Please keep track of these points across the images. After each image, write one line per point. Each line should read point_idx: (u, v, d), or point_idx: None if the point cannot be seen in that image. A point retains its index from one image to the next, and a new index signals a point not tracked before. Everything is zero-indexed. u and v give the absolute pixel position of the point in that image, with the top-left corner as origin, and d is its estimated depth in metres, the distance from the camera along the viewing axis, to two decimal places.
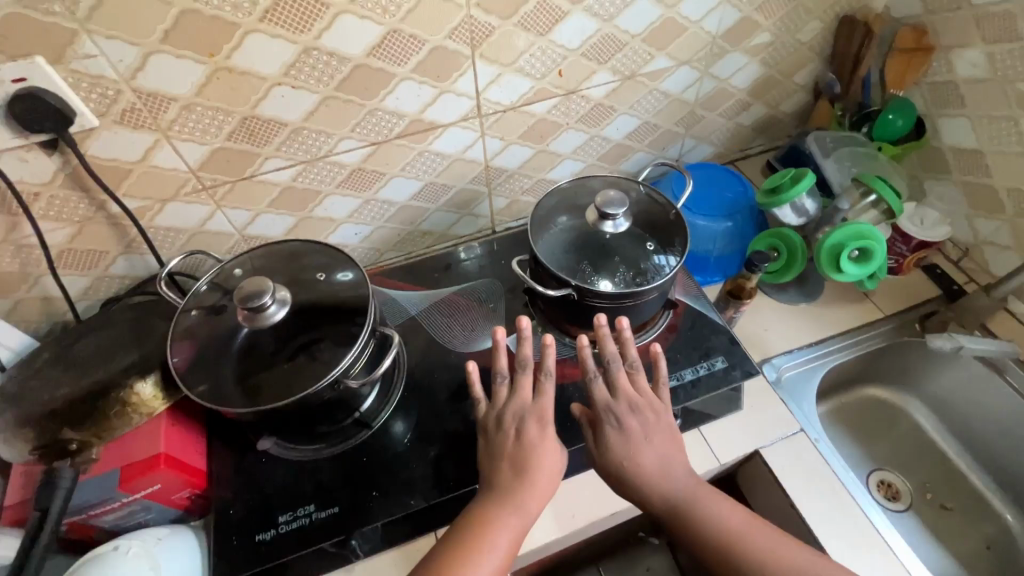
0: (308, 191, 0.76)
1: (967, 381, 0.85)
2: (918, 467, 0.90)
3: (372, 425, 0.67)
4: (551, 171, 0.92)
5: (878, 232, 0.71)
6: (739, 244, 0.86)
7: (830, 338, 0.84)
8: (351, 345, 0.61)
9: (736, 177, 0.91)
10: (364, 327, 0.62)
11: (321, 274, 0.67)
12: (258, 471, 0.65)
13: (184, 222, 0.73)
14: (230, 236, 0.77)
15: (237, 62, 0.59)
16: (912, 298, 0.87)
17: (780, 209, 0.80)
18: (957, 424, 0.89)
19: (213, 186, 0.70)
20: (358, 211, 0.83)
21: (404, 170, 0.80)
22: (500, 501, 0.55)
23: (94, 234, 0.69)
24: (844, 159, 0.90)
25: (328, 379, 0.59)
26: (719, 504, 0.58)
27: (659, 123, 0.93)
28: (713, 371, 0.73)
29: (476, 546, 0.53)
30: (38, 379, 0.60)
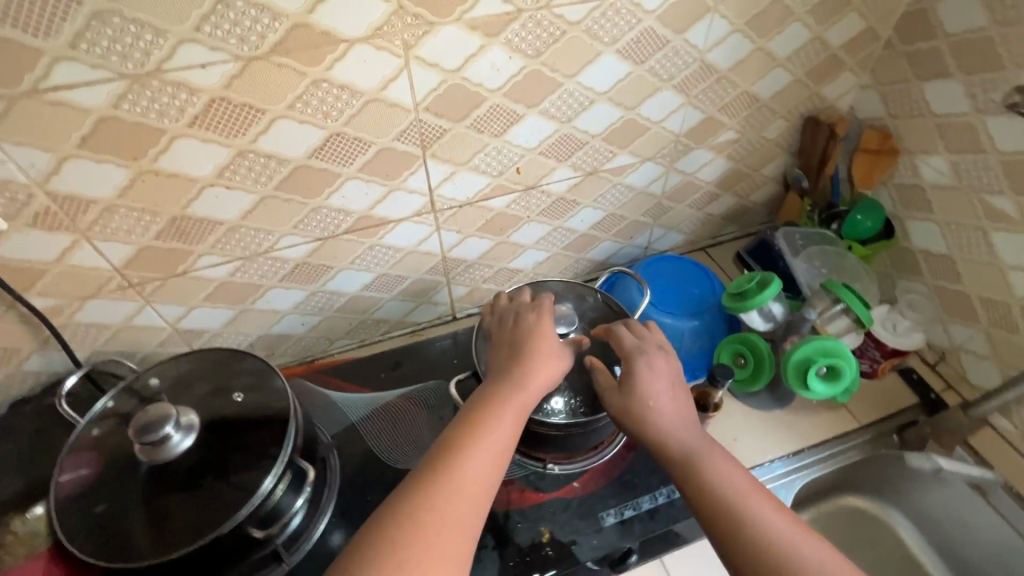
0: (248, 285, 0.72)
1: (951, 501, 0.78)
2: None
3: (288, 559, 0.60)
4: (514, 260, 0.89)
5: (846, 349, 0.67)
6: (707, 343, 0.82)
7: (800, 451, 0.79)
8: (260, 482, 0.55)
9: (703, 270, 0.88)
10: (282, 452, 0.56)
11: (240, 393, 0.61)
12: None
13: (108, 318, 0.68)
14: (161, 330, 0.72)
15: (165, 165, 0.56)
16: (889, 406, 0.83)
17: (748, 313, 0.76)
18: (944, 544, 0.82)
19: (141, 283, 0.66)
20: (304, 302, 0.78)
21: (354, 262, 0.76)
22: (511, 380, 0.55)
23: (3, 333, 0.63)
24: (814, 258, 0.88)
25: (230, 524, 0.53)
26: (720, 458, 0.53)
27: (626, 214, 0.91)
28: (673, 500, 0.64)
29: (485, 424, 0.51)
30: None
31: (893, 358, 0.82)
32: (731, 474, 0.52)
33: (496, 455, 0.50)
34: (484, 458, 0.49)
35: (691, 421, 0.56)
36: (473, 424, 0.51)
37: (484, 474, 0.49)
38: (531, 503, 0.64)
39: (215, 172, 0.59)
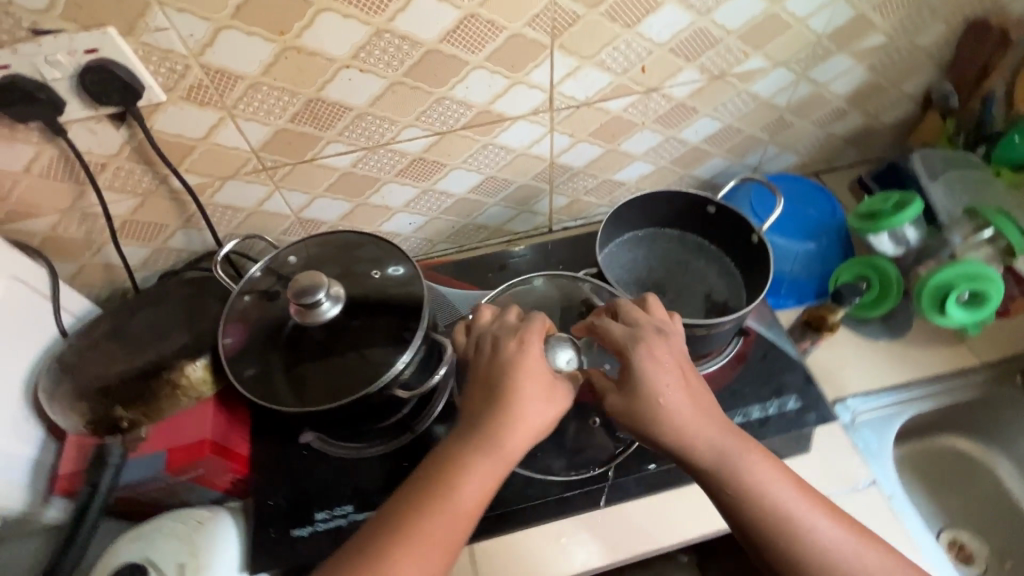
0: (366, 177, 0.73)
1: None
2: (996, 530, 0.81)
3: (415, 429, 0.65)
4: (619, 172, 0.86)
5: (995, 273, 0.62)
6: (818, 270, 0.79)
7: (915, 378, 0.76)
8: (403, 351, 0.58)
9: (823, 193, 0.83)
10: (415, 337, 0.59)
11: (377, 272, 0.64)
12: (300, 464, 0.64)
13: (243, 201, 0.71)
14: (286, 218, 0.76)
15: (307, 41, 0.56)
16: (1016, 348, 0.77)
17: (877, 235, 0.73)
18: None
19: (273, 167, 0.68)
20: (414, 200, 0.80)
21: (466, 162, 0.76)
22: (490, 426, 0.51)
23: (156, 207, 0.68)
24: (954, 184, 0.79)
25: (379, 384, 0.57)
26: (752, 458, 0.51)
27: (743, 128, 0.85)
28: (784, 412, 0.65)
29: (451, 490, 0.49)
30: (95, 351, 0.60)
31: None
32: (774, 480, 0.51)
33: (462, 518, 0.49)
34: (446, 530, 0.48)
35: (705, 414, 0.52)
36: (431, 491, 0.49)
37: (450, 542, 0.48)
38: None
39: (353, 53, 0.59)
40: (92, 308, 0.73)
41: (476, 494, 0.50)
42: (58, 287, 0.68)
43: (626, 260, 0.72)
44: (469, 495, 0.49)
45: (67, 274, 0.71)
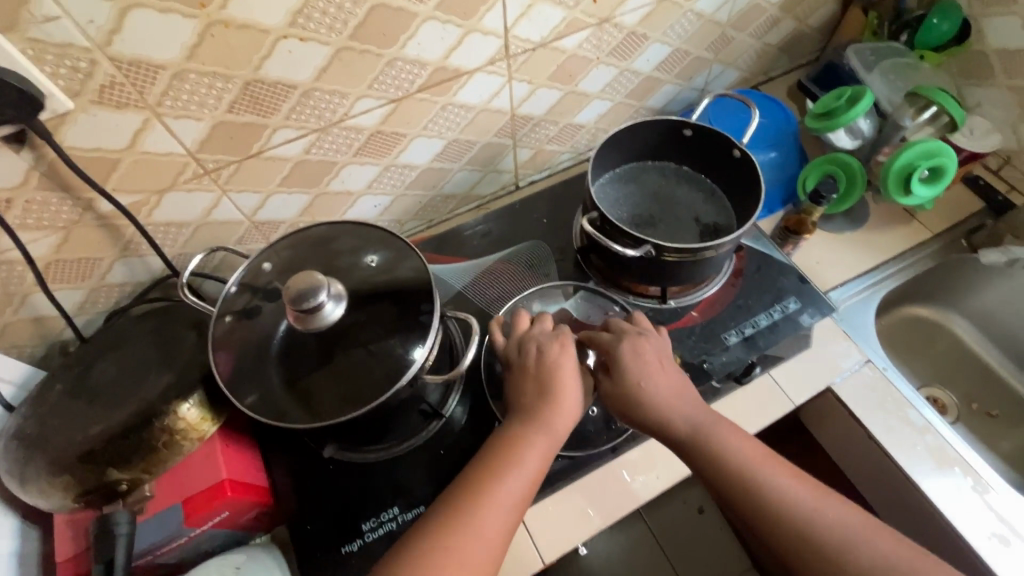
0: (321, 163, 0.66)
1: (1013, 292, 0.86)
2: (961, 379, 0.92)
3: (442, 415, 0.62)
4: (578, 114, 0.84)
5: (948, 148, 0.69)
6: (782, 177, 0.81)
7: (884, 259, 0.82)
8: (424, 338, 0.54)
9: (773, 101, 0.85)
10: (433, 321, 0.55)
11: (373, 257, 0.59)
12: (328, 479, 0.60)
13: (186, 214, 0.63)
14: (239, 224, 0.68)
15: (234, 13, 0.49)
16: (957, 215, 0.85)
17: (835, 132, 0.77)
18: (998, 335, 0.90)
19: (216, 168, 0.60)
20: (377, 180, 0.74)
21: (426, 128, 0.71)
22: (528, 425, 0.52)
23: (83, 239, 0.58)
24: (889, 73, 0.84)
25: (408, 378, 0.53)
26: (736, 436, 0.53)
27: (689, 50, 0.85)
28: (789, 314, 0.70)
29: (478, 510, 0.47)
30: (59, 417, 0.52)
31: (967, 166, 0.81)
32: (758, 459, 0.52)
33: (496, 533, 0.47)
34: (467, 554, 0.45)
35: (695, 405, 0.55)
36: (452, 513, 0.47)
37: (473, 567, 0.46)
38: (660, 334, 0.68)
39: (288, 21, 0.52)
40: (34, 370, 0.64)
41: (505, 507, 0.48)
42: None
43: (614, 200, 0.71)
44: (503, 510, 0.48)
45: None
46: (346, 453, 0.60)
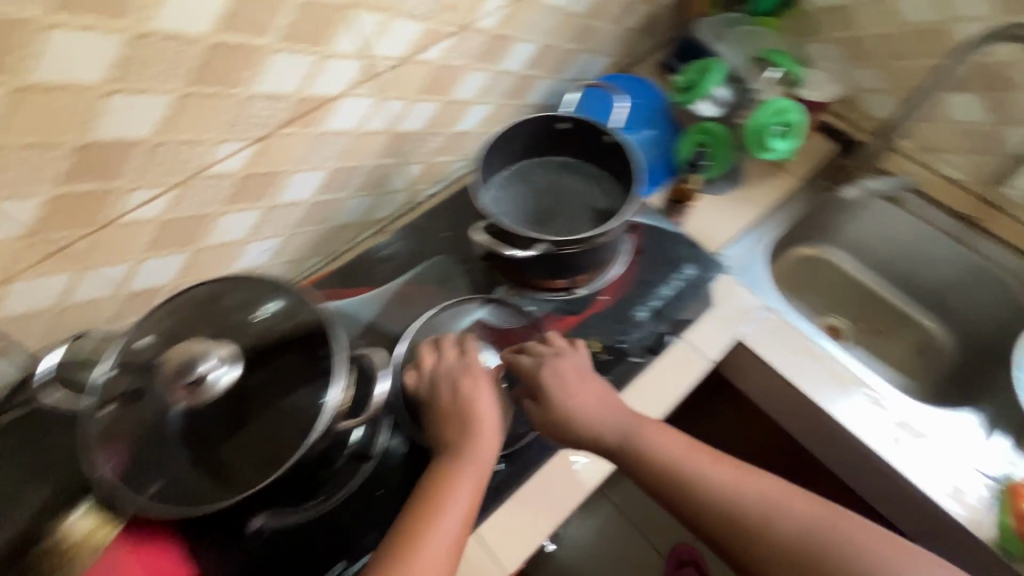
0: (188, 219, 0.61)
1: (870, 217, 0.98)
2: (846, 302, 1.02)
3: (372, 453, 0.60)
4: (460, 122, 0.83)
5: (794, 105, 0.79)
6: (660, 153, 0.86)
7: (767, 210, 0.88)
8: (330, 384, 0.51)
9: (638, 82, 0.89)
10: (337, 362, 0.51)
11: (273, 307, 0.57)
12: (260, 550, 0.55)
13: (41, 301, 0.56)
14: (109, 299, 0.61)
15: (43, 75, 0.44)
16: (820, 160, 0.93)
17: (698, 103, 0.84)
18: (866, 257, 1.02)
19: (65, 246, 0.54)
20: (261, 223, 0.69)
21: (303, 161, 0.67)
22: (456, 461, 0.53)
23: None
24: (735, 41, 0.91)
25: (320, 429, 0.50)
26: (660, 435, 0.57)
27: (555, 44, 0.87)
28: (688, 280, 0.73)
29: (417, 567, 0.47)
30: None
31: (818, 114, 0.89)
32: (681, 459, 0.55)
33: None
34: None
35: (610, 413, 0.59)
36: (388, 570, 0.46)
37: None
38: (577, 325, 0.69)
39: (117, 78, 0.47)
40: None
41: (439, 551, 0.48)
42: None
43: (506, 202, 0.72)
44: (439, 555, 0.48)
45: None
46: (277, 519, 0.55)
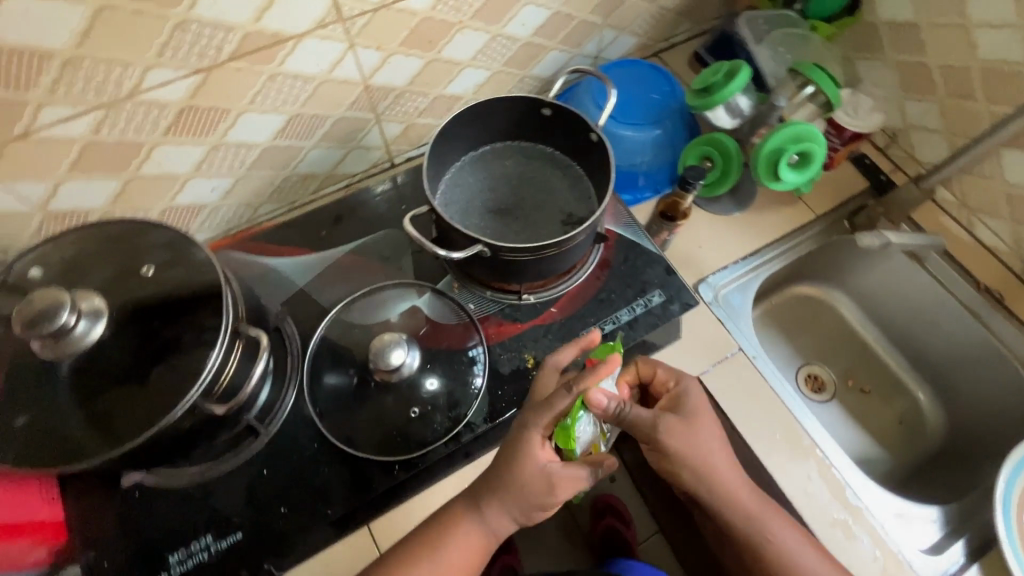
0: (441, 22, 0.83)
1: (925, 313, 1.04)
2: (847, 361, 1.13)
3: (520, 296, 0.80)
4: (511, 23, 0.90)
5: (815, 135, 0.82)
6: (666, 153, 0.96)
7: (774, 242, 1.00)
8: (530, 245, 0.68)
9: (665, 75, 0.98)
10: (552, 240, 0.68)
11: (548, 109, 0.77)
12: (417, 319, 0.78)
13: (317, 63, 0.77)
14: (355, 83, 0.84)
15: None
16: (843, 196, 1.04)
17: (714, 110, 0.90)
18: (919, 352, 1.09)
19: (351, 19, 0.75)
20: (418, 70, 0.88)
21: (473, 21, 0.86)
22: (467, 507, 0.65)
23: (218, 82, 0.72)
24: (777, 43, 1.01)
25: (494, 246, 0.68)
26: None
27: (573, 14, 0.96)
28: (656, 294, 0.82)
29: (525, 505, 0.64)
30: (195, 257, 0.65)
31: (850, 147, 0.99)
32: (743, 494, 0.70)
33: (460, 560, 0.64)
34: (464, 554, 0.64)
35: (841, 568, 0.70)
36: (488, 475, 0.65)
37: (465, 558, 0.64)
38: (672, 303, 0.82)
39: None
40: (191, 181, 0.82)
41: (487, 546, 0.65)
42: (132, 222, 0.67)
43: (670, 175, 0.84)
44: (479, 538, 0.64)
45: (110, 138, 0.70)
46: (449, 296, 0.79)
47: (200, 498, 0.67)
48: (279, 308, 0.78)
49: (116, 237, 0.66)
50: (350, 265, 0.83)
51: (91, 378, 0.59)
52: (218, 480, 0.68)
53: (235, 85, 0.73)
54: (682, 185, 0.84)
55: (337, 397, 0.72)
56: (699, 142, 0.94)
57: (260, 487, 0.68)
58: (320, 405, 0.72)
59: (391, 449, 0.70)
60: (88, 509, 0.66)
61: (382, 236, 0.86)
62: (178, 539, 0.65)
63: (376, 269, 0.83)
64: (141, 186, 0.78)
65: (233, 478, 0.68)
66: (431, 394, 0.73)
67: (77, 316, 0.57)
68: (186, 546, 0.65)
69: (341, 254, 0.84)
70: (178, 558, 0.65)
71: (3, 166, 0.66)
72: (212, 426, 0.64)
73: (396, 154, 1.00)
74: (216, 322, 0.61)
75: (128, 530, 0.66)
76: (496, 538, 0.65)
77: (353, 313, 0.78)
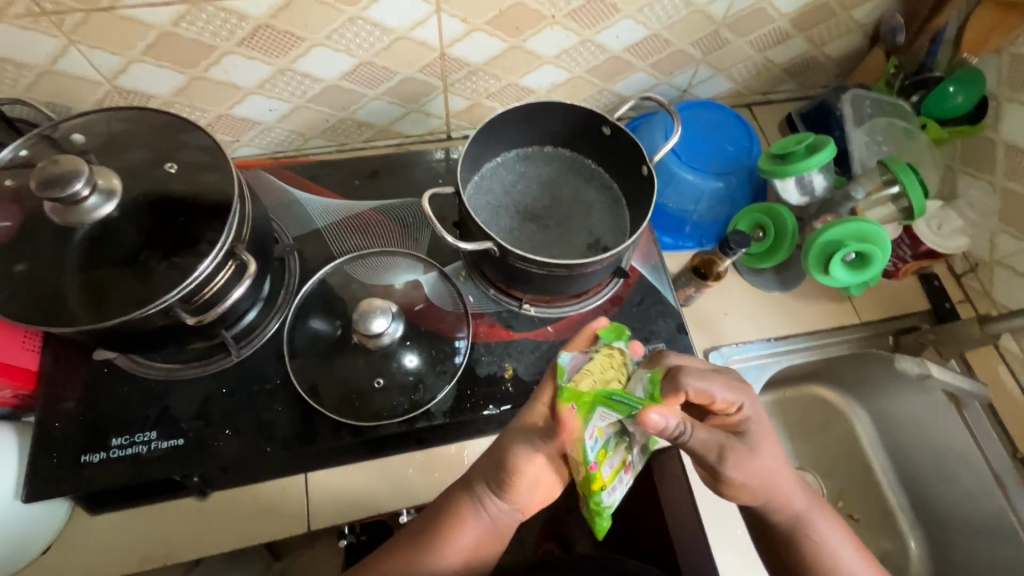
0: (534, 12, 0.81)
1: (948, 463, 0.94)
2: (844, 480, 1.07)
3: (521, 304, 0.77)
4: (605, 32, 0.87)
5: (880, 238, 0.75)
6: (720, 207, 0.91)
7: (805, 334, 0.93)
8: (540, 260, 0.66)
9: (746, 129, 0.92)
10: (563, 261, 0.65)
11: (608, 129, 0.74)
12: (414, 293, 0.77)
13: (401, 17, 0.77)
14: (432, 48, 0.83)
15: None
16: (895, 311, 0.96)
17: (783, 180, 0.85)
18: (926, 500, 0.99)
19: None
20: (497, 53, 0.87)
21: (566, 20, 0.83)
22: (461, 494, 0.61)
23: (299, 9, 0.72)
24: (876, 131, 0.94)
25: (504, 248, 0.65)
26: None
27: (672, 40, 0.92)
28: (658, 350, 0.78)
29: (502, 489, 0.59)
30: (221, 168, 0.66)
31: (921, 262, 0.91)
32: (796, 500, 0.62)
33: (472, 544, 0.60)
34: (473, 540, 0.60)
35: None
36: (472, 472, 0.62)
37: (479, 542, 0.60)
38: None
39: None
40: (250, 95, 0.83)
41: (492, 534, 0.61)
42: (178, 117, 0.68)
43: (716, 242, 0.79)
44: (483, 524, 0.60)
45: (186, 33, 0.72)
46: (453, 282, 0.78)
47: (158, 394, 0.69)
48: (290, 241, 0.79)
49: (158, 127, 0.68)
50: (371, 221, 0.83)
51: (92, 250, 0.61)
52: (180, 383, 0.69)
53: (315, 17, 0.74)
54: (723, 247, 0.80)
55: (314, 343, 0.73)
56: (755, 209, 0.89)
57: (215, 404, 0.69)
58: (296, 344, 0.72)
59: (345, 410, 0.70)
60: (59, 369, 0.69)
61: (410, 203, 0.85)
62: (126, 424, 0.67)
63: (394, 233, 0.82)
64: (204, 87, 0.80)
65: (194, 386, 0.69)
66: (402, 369, 0.72)
67: (91, 190, 0.59)
68: (130, 433, 0.67)
69: (366, 208, 0.84)
70: (119, 443, 0.66)
71: (83, 31, 0.69)
72: (186, 332, 0.65)
73: (455, 128, 0.99)
74: (218, 237, 0.62)
75: (86, 401, 0.68)
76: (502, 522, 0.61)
77: (356, 268, 0.77)
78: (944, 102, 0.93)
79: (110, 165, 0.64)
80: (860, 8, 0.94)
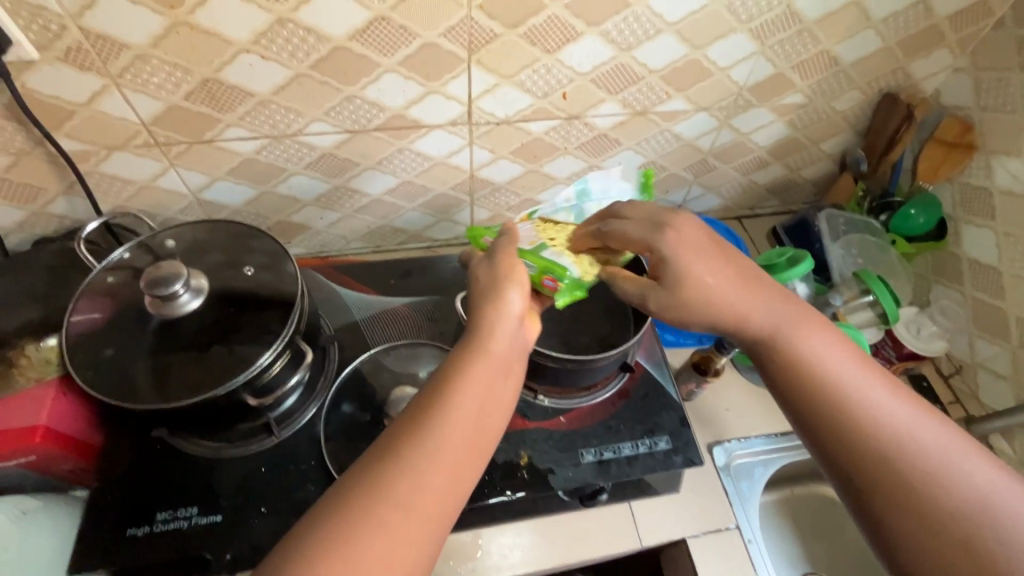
0: (551, 145, 0.97)
1: None
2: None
3: (536, 397, 0.85)
4: (610, 158, 1.03)
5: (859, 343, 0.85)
6: None
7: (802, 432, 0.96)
8: (558, 356, 0.75)
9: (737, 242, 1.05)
10: (579, 358, 0.75)
11: None
12: None
13: (440, 148, 0.93)
14: (464, 170, 0.98)
15: None
16: None
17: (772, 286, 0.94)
18: None
19: (478, 124, 0.90)
20: (518, 175, 1.02)
21: (577, 150, 0.99)
22: (457, 352, 0.56)
23: (358, 143, 0.88)
24: (851, 247, 1.08)
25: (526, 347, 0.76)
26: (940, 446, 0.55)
27: (667, 165, 1.07)
28: (653, 452, 0.82)
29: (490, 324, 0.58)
30: (284, 270, 0.77)
31: (907, 363, 0.98)
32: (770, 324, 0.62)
33: (479, 404, 0.53)
34: (475, 393, 0.53)
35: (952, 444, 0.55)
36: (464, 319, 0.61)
37: (486, 400, 0.54)
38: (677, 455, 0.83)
39: (591, 109, 0.92)
40: (309, 206, 0.98)
41: (502, 358, 0.56)
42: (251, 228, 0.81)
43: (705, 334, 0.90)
44: (484, 367, 0.55)
45: (263, 158, 0.88)
46: None
47: (202, 471, 0.75)
48: (332, 332, 0.89)
49: (233, 234, 0.80)
50: (404, 316, 0.93)
51: (168, 339, 0.70)
52: (222, 462, 0.76)
53: (371, 148, 0.90)
54: (718, 348, 0.90)
55: (347, 427, 0.79)
56: None
57: (253, 482, 0.75)
58: (330, 426, 0.79)
59: None
60: (113, 447, 0.76)
61: (438, 300, 0.96)
62: (169, 501, 0.73)
63: (424, 327, 0.92)
64: (271, 199, 0.95)
65: (234, 466, 0.75)
66: None
67: (185, 290, 0.71)
68: (174, 508, 0.72)
69: (399, 304, 0.95)
70: (162, 517, 0.72)
71: (183, 157, 0.85)
72: (238, 414, 0.73)
73: None
74: (280, 329, 0.72)
75: (135, 477, 0.74)
76: (509, 353, 0.57)
77: (388, 357, 0.86)
78: (908, 222, 1.06)
79: (193, 266, 0.76)
80: (827, 142, 1.10)
